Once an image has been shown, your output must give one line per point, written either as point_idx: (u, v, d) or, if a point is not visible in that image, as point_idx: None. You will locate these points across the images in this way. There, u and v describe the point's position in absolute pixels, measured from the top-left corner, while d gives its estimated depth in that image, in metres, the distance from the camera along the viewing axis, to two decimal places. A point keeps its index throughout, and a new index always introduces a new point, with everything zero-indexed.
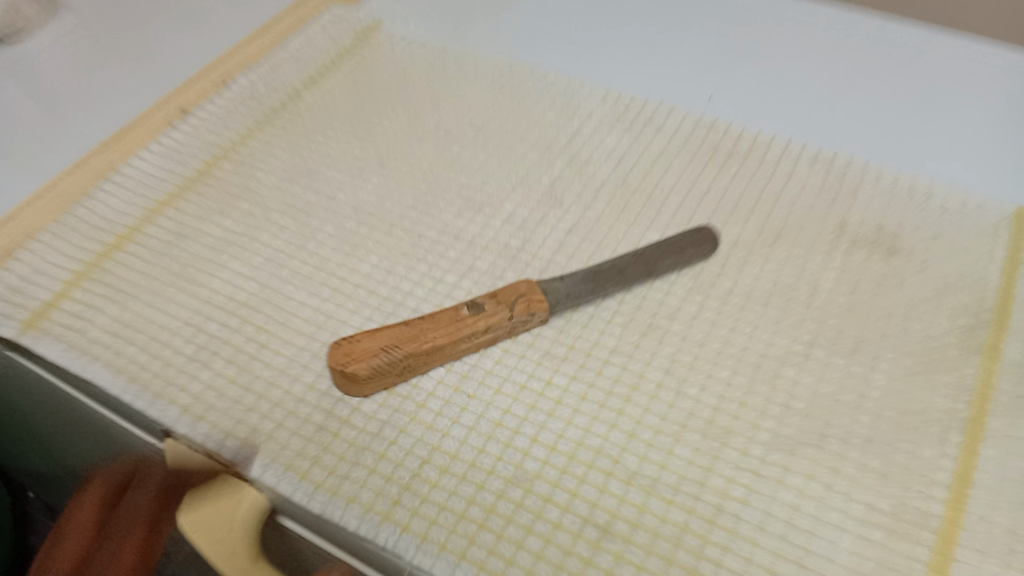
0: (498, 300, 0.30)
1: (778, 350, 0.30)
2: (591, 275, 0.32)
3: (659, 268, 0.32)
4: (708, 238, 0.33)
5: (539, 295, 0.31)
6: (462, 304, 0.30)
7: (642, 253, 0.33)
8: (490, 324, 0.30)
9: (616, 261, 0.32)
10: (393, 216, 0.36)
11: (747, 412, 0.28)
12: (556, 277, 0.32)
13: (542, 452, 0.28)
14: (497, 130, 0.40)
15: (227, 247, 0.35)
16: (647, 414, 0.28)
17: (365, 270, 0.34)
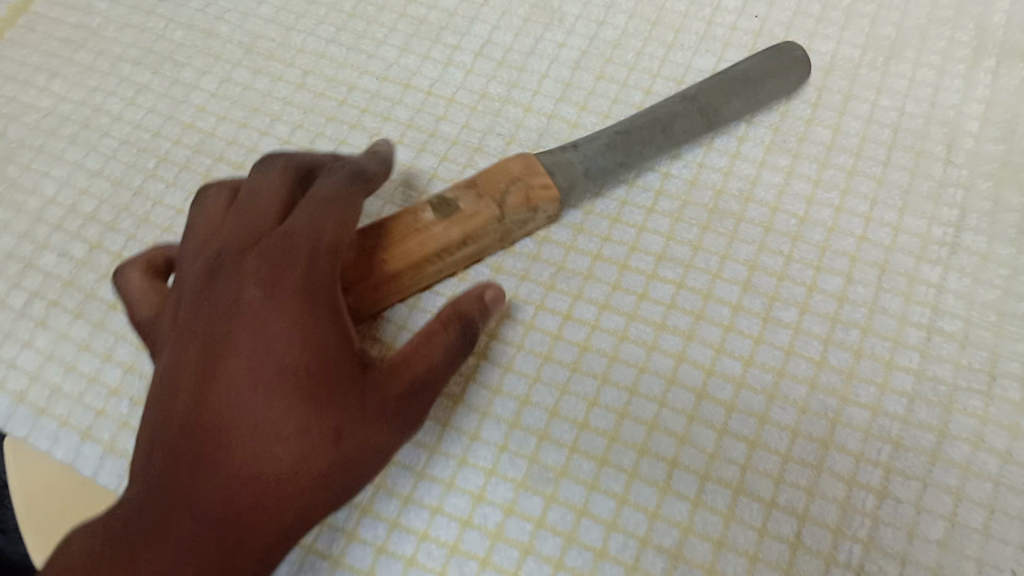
0: (482, 197, 0.19)
1: (908, 241, 0.20)
2: (620, 138, 0.21)
3: (720, 118, 0.21)
4: (797, 62, 0.22)
5: (542, 178, 0.19)
6: (424, 208, 0.19)
7: (694, 95, 0.21)
8: (470, 236, 0.19)
9: (665, 109, 0.21)
10: (304, 52, 0.23)
11: (873, 346, 0.19)
12: (565, 145, 0.21)
13: (570, 434, 0.18)
14: None
15: (57, 124, 0.23)
16: (723, 361, 0.19)
17: (274, 143, 0.22)
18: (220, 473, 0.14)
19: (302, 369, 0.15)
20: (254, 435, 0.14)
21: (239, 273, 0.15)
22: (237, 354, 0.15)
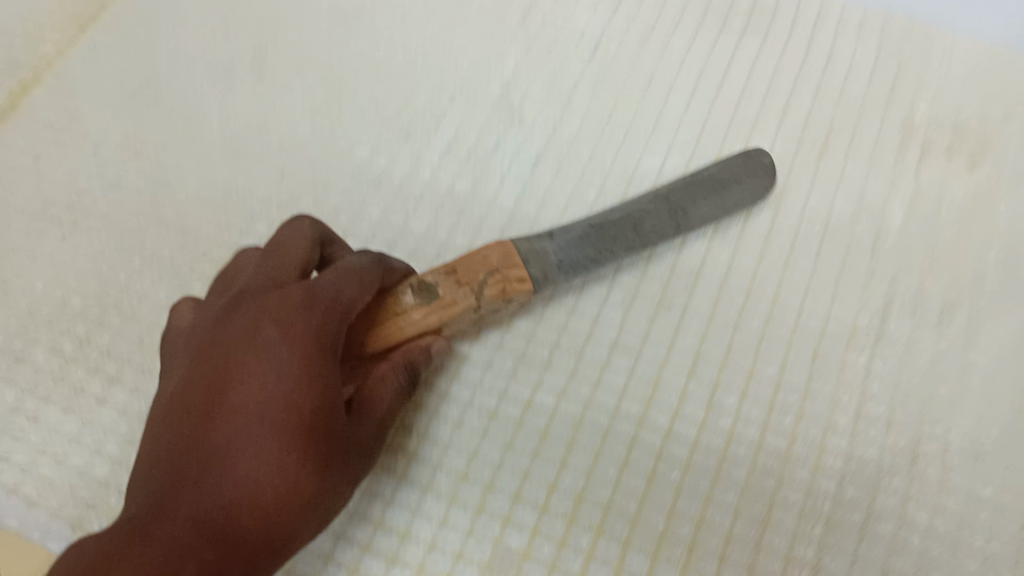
0: (462, 283, 0.21)
1: (840, 330, 0.22)
2: (593, 233, 0.22)
3: (691, 218, 0.23)
4: (766, 169, 0.24)
5: (519, 270, 0.21)
6: (408, 290, 0.20)
7: (664, 198, 0.23)
8: (450, 316, 0.21)
9: (636, 210, 0.23)
10: (284, 151, 0.26)
11: (811, 428, 0.21)
12: (542, 235, 0.22)
13: (533, 520, 0.20)
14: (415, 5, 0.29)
15: (45, 228, 0.24)
16: (673, 445, 0.21)
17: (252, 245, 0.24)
18: (216, 488, 0.18)
19: (299, 415, 0.18)
20: (258, 455, 0.18)
21: (257, 315, 0.19)
22: (246, 388, 0.18)
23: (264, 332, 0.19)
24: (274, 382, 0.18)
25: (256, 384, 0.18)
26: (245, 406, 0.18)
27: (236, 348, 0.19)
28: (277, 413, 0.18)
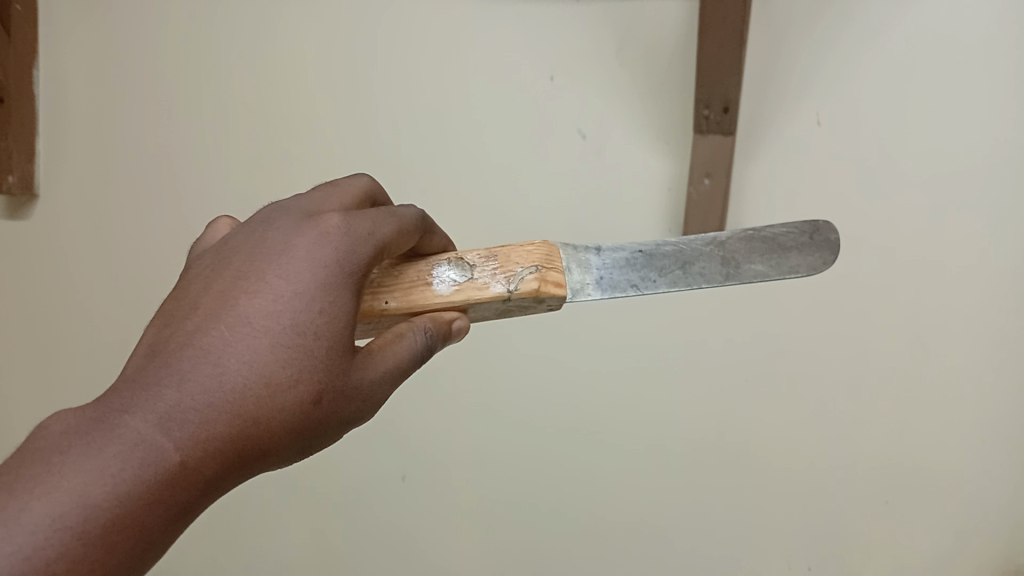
0: (505, 266, 0.44)
1: None
2: (644, 260, 0.46)
3: (736, 269, 0.46)
4: (819, 247, 0.47)
5: (548, 279, 0.44)
6: (473, 263, 0.45)
7: (721, 246, 0.46)
8: (487, 300, 0.44)
9: (705, 254, 0.46)
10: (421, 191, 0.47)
11: None
12: (597, 254, 0.46)
13: None
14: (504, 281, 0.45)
15: None
16: None
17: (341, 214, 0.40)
18: (215, 372, 0.34)
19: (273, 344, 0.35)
20: (245, 365, 0.35)
21: (292, 277, 0.37)
22: (265, 310, 0.36)
23: (299, 265, 0.37)
24: (293, 311, 0.36)
25: (281, 308, 0.36)
26: (272, 316, 0.36)
27: (275, 285, 0.37)
28: (291, 330, 0.36)
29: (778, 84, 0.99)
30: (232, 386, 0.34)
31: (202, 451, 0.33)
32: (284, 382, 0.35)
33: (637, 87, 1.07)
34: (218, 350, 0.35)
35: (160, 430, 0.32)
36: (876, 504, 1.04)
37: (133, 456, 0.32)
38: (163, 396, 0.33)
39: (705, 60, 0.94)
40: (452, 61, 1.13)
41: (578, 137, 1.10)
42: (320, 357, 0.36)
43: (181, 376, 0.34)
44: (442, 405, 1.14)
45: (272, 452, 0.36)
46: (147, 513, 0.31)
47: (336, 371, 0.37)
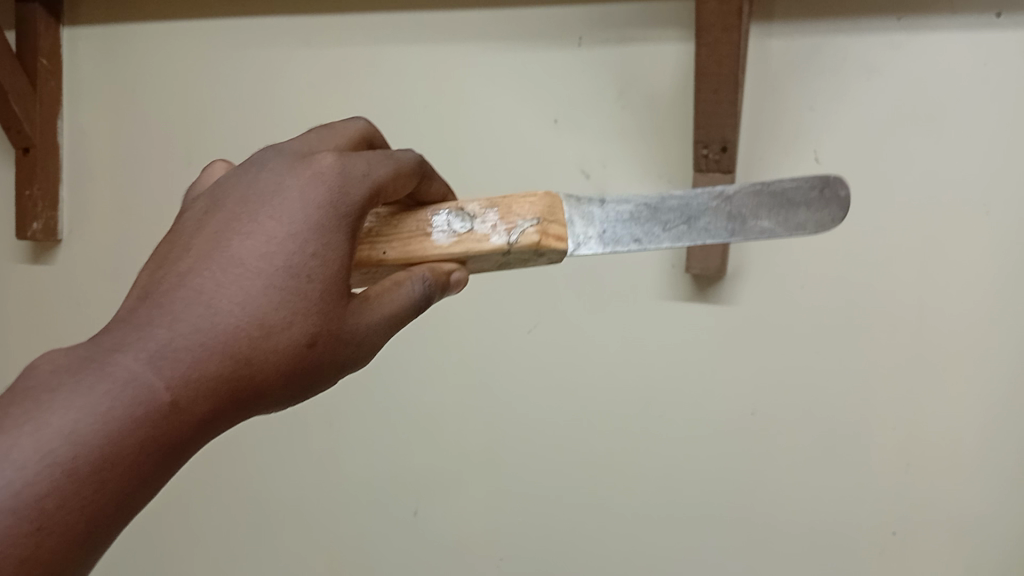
0: (510, 224, 0.56)
1: None
2: (654, 216, 0.55)
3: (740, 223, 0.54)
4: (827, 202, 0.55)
5: (550, 235, 0.56)
6: (485, 221, 0.57)
7: (726, 203, 0.54)
8: (493, 251, 0.56)
9: (718, 212, 0.54)
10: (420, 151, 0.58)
11: None
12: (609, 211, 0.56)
13: None
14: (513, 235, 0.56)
15: None
16: None
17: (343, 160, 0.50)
18: (225, 302, 0.45)
19: (272, 281, 0.46)
20: (250, 300, 0.45)
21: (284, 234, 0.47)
22: (263, 252, 0.46)
23: (294, 208, 0.48)
24: (285, 257, 0.47)
25: (275, 257, 0.46)
26: (267, 256, 0.46)
27: (269, 233, 0.47)
28: (286, 271, 0.46)
29: (778, 129, 1.01)
30: (229, 325, 0.44)
31: (191, 389, 0.42)
32: (277, 322, 0.45)
33: (638, 128, 1.07)
34: (218, 297, 0.45)
35: (154, 372, 0.42)
36: (885, 535, 1.02)
37: (123, 396, 0.41)
38: (177, 324, 0.43)
39: (699, 105, 0.97)
40: (457, 107, 1.16)
41: (581, 176, 1.11)
42: (313, 296, 0.47)
43: (193, 308, 0.44)
44: (455, 435, 1.21)
45: (269, 385, 0.46)
46: (154, 438, 0.41)
47: (332, 312, 0.48)
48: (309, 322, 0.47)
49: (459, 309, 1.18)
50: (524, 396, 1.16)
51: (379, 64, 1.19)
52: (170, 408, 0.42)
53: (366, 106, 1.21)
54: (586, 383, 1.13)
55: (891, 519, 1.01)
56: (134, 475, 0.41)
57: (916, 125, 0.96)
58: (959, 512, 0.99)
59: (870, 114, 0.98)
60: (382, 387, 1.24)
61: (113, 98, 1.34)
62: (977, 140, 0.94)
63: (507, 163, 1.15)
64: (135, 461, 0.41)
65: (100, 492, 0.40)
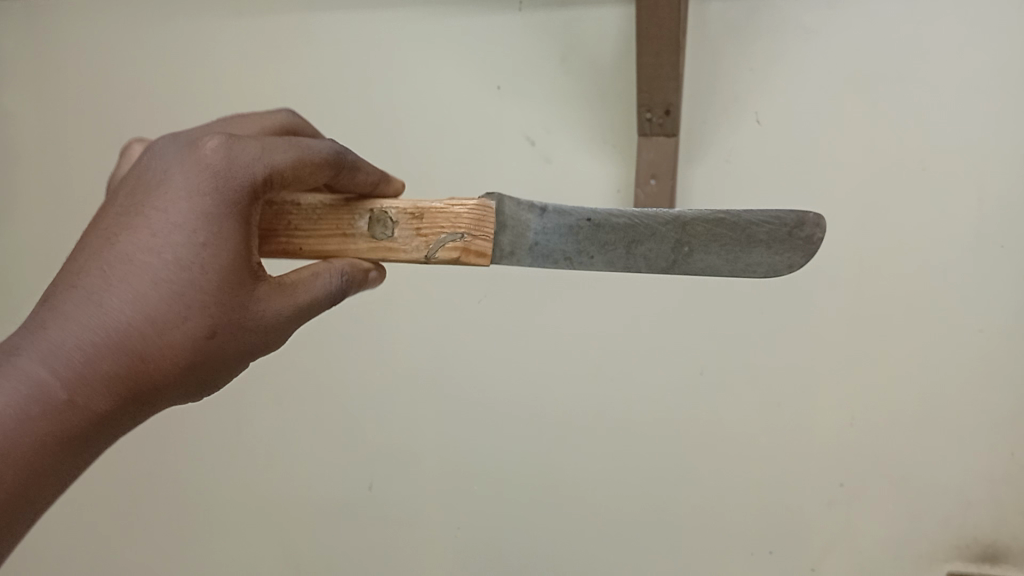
0: (431, 229, 0.55)
1: None
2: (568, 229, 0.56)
3: (699, 256, 0.56)
4: (791, 248, 0.57)
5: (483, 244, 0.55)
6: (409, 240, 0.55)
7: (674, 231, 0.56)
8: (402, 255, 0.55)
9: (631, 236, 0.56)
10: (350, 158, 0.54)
11: None
12: (535, 213, 0.56)
13: None
14: (460, 237, 0.54)
15: None
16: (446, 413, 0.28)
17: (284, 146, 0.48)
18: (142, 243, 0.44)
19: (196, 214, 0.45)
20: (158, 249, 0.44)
21: (178, 190, 0.45)
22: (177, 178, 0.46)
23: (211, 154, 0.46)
24: (178, 249, 0.44)
25: (174, 255, 0.44)
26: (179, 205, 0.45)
27: (154, 216, 0.45)
28: (180, 259, 0.44)
29: (719, 94, 1.02)
30: (123, 321, 0.43)
31: (95, 385, 0.43)
32: (174, 319, 0.44)
33: (582, 94, 1.06)
34: (127, 267, 0.44)
35: (68, 357, 0.42)
36: (831, 487, 1.06)
37: (76, 330, 0.42)
38: (108, 271, 0.44)
39: (642, 71, 0.95)
40: (397, 75, 1.13)
41: (526, 144, 1.10)
42: (203, 283, 0.45)
43: (124, 252, 0.44)
44: (408, 408, 1.20)
45: (169, 385, 0.45)
46: (95, 376, 0.42)
47: (229, 303, 0.46)
48: (204, 342, 0.45)
49: (407, 282, 1.17)
50: (476, 366, 1.17)
51: (315, 34, 1.15)
52: (83, 384, 0.42)
53: (304, 75, 1.17)
54: (537, 352, 1.14)
55: (836, 471, 1.05)
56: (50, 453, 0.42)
57: (854, 87, 0.98)
58: (902, 461, 1.03)
59: (809, 76, 0.99)
60: (332, 362, 1.23)
61: (38, 76, 1.28)
62: (912, 101, 0.96)
63: (451, 133, 1.13)
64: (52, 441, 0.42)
65: (61, 415, 0.42)
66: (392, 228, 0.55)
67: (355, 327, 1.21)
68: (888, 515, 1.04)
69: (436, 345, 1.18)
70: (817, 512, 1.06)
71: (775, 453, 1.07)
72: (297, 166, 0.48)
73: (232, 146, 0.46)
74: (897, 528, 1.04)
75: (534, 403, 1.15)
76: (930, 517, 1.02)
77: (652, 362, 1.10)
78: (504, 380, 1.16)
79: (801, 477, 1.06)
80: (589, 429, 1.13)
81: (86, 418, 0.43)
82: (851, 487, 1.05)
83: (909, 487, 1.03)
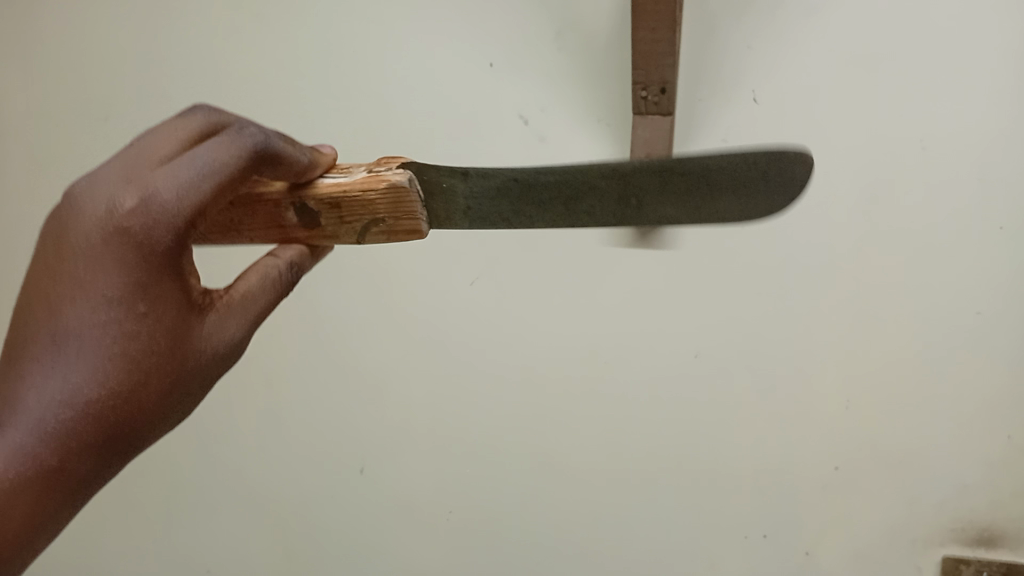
0: (360, 219, 0.60)
1: None
2: (505, 190, 0.59)
3: (651, 204, 0.57)
4: (765, 193, 0.57)
5: (409, 224, 0.61)
6: (342, 224, 0.61)
7: (618, 184, 0.57)
8: (338, 238, 0.62)
9: (573, 184, 0.58)
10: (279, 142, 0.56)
11: None
12: (463, 175, 0.60)
13: None
14: (388, 223, 0.61)
15: None
16: None
17: (201, 164, 0.49)
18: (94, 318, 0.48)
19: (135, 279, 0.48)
20: (106, 322, 0.48)
21: (105, 264, 0.48)
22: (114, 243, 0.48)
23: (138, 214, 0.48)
24: (126, 321, 0.48)
25: (121, 329, 0.48)
26: (113, 272, 0.48)
27: (90, 289, 0.48)
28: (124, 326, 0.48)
29: (715, 72, 1.00)
30: (88, 395, 0.48)
31: (73, 454, 0.48)
32: (129, 384, 0.49)
33: (575, 72, 1.05)
34: (80, 346, 0.48)
35: (42, 441, 0.48)
36: (826, 471, 1.05)
37: (54, 418, 0.48)
38: (65, 350, 0.48)
39: (637, 49, 0.93)
40: (387, 51, 1.11)
41: (520, 123, 1.08)
42: (152, 342, 0.49)
43: (73, 333, 0.48)
44: (400, 391, 1.20)
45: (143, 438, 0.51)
46: (78, 454, 0.49)
47: (181, 355, 0.51)
48: (167, 394, 0.51)
49: (399, 263, 1.16)
50: (469, 348, 1.16)
51: (303, 8, 1.13)
52: (64, 461, 0.48)
53: (292, 53, 1.15)
54: (529, 335, 1.13)
55: (832, 455, 1.04)
56: (42, 517, 0.49)
57: (853, 63, 0.95)
58: (897, 446, 1.02)
59: (806, 52, 0.97)
60: (323, 345, 1.22)
61: (19, 55, 1.26)
62: (911, 77, 0.94)
63: (443, 112, 1.11)
64: (45, 505, 0.49)
65: (54, 484, 0.49)
66: (320, 220, 0.61)
67: (349, 308, 1.19)
68: (885, 499, 1.03)
69: (429, 327, 1.17)
70: (812, 497, 1.06)
71: (771, 436, 1.06)
72: (216, 196, 0.50)
73: (146, 201, 0.48)
74: (892, 512, 1.03)
75: (527, 386, 1.14)
76: (928, 502, 1.02)
77: (647, 345, 1.09)
78: (497, 363, 1.15)
79: (796, 461, 1.05)
80: (583, 412, 1.12)
81: (68, 479, 0.49)
82: (847, 471, 1.04)
83: (906, 472, 1.02)
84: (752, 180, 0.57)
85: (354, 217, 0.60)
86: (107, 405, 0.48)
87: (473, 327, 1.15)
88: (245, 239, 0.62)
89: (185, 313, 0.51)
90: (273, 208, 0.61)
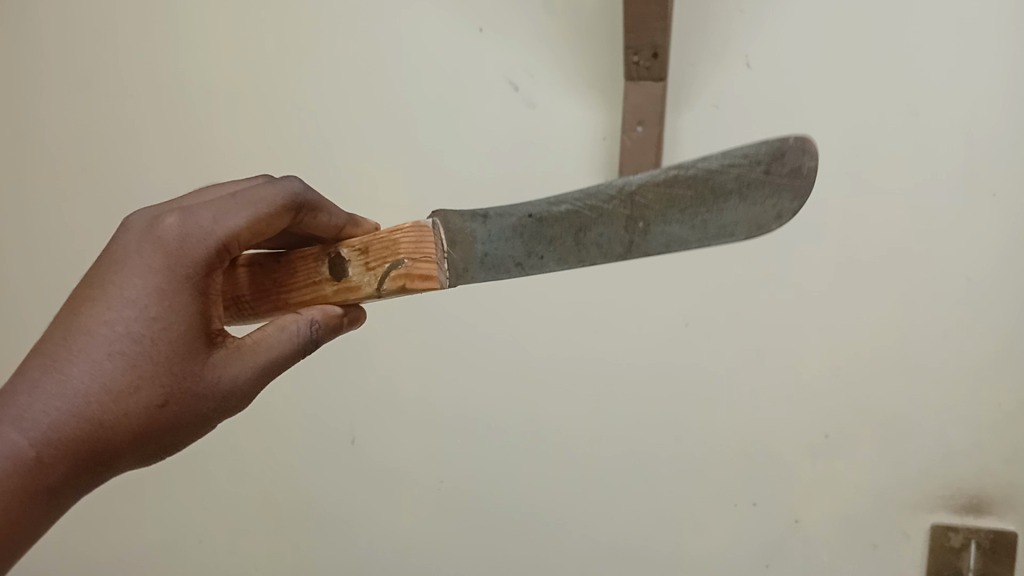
0: (381, 269, 0.63)
1: None
2: (518, 231, 0.61)
3: (657, 226, 0.58)
4: (775, 193, 0.57)
5: (426, 266, 0.62)
6: (365, 277, 0.63)
7: (624, 206, 0.59)
8: (360, 291, 0.64)
9: (578, 208, 0.60)
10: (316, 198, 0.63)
11: None
12: (479, 220, 0.63)
13: None
14: (406, 263, 0.62)
15: None
16: None
17: (238, 203, 0.58)
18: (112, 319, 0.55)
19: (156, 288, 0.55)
20: (122, 324, 0.55)
21: (131, 273, 0.56)
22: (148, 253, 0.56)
23: (172, 233, 0.56)
24: (135, 326, 0.55)
25: (130, 333, 0.55)
26: (139, 281, 0.55)
27: (114, 295, 0.55)
28: (134, 332, 0.55)
29: (708, 38, 0.98)
30: (85, 390, 0.54)
31: (53, 449, 0.53)
32: (126, 387, 0.54)
33: (565, 38, 1.02)
34: (91, 344, 0.54)
35: (30, 431, 0.52)
36: (815, 439, 1.06)
37: (51, 408, 0.53)
38: (80, 343, 0.54)
39: (628, 13, 0.91)
40: (373, 15, 1.09)
41: (509, 89, 1.06)
42: (154, 352, 0.55)
43: (91, 333, 0.55)
44: (391, 361, 1.19)
45: (125, 450, 0.55)
46: (62, 448, 0.53)
47: (181, 373, 0.56)
48: (153, 410, 0.55)
49: None
50: (459, 319, 1.15)
51: None
52: (50, 452, 0.53)
53: (274, 19, 1.12)
54: (521, 303, 1.12)
55: (821, 423, 1.05)
56: (18, 516, 0.52)
57: (847, 27, 0.94)
58: (886, 413, 1.03)
59: (800, 17, 0.95)
60: None
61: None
62: (905, 42, 0.93)
63: (430, 77, 1.08)
64: (17, 508, 0.52)
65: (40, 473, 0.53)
66: (346, 268, 0.64)
67: None
68: (873, 466, 1.04)
69: (419, 297, 1.16)
70: (802, 464, 1.06)
71: (760, 405, 1.06)
72: (247, 230, 0.58)
73: (186, 219, 0.57)
74: (881, 479, 1.04)
75: (518, 356, 1.14)
76: (915, 468, 1.03)
77: (638, 315, 1.08)
78: (488, 333, 1.14)
79: (786, 429, 1.06)
80: (574, 382, 1.12)
81: (45, 479, 0.53)
82: (836, 439, 1.05)
83: (894, 439, 1.03)
84: (765, 182, 0.57)
85: (377, 266, 0.63)
86: (104, 403, 0.54)
87: (463, 298, 1.14)
88: (279, 301, 0.66)
89: (192, 336, 0.56)
90: (308, 263, 0.65)
